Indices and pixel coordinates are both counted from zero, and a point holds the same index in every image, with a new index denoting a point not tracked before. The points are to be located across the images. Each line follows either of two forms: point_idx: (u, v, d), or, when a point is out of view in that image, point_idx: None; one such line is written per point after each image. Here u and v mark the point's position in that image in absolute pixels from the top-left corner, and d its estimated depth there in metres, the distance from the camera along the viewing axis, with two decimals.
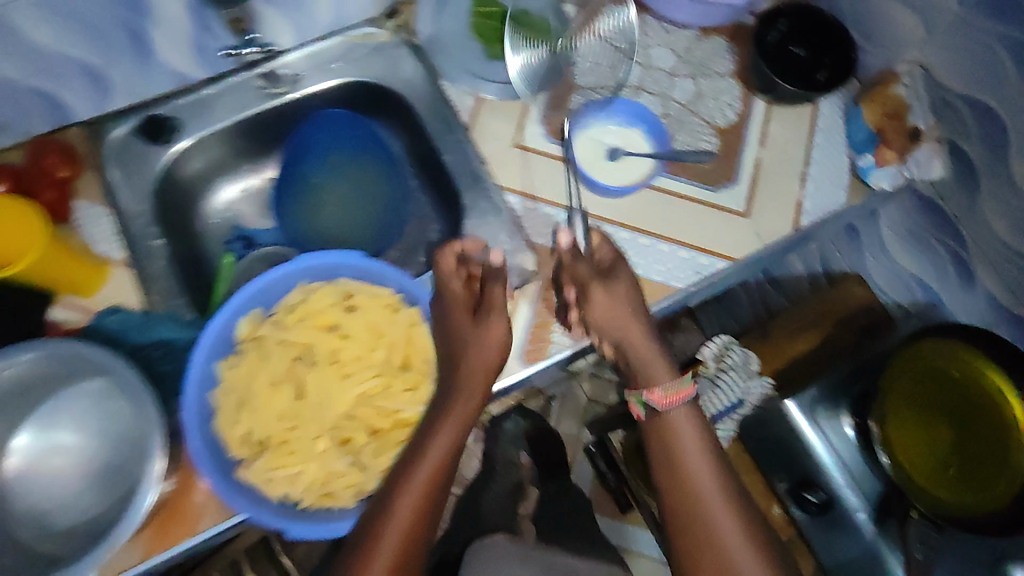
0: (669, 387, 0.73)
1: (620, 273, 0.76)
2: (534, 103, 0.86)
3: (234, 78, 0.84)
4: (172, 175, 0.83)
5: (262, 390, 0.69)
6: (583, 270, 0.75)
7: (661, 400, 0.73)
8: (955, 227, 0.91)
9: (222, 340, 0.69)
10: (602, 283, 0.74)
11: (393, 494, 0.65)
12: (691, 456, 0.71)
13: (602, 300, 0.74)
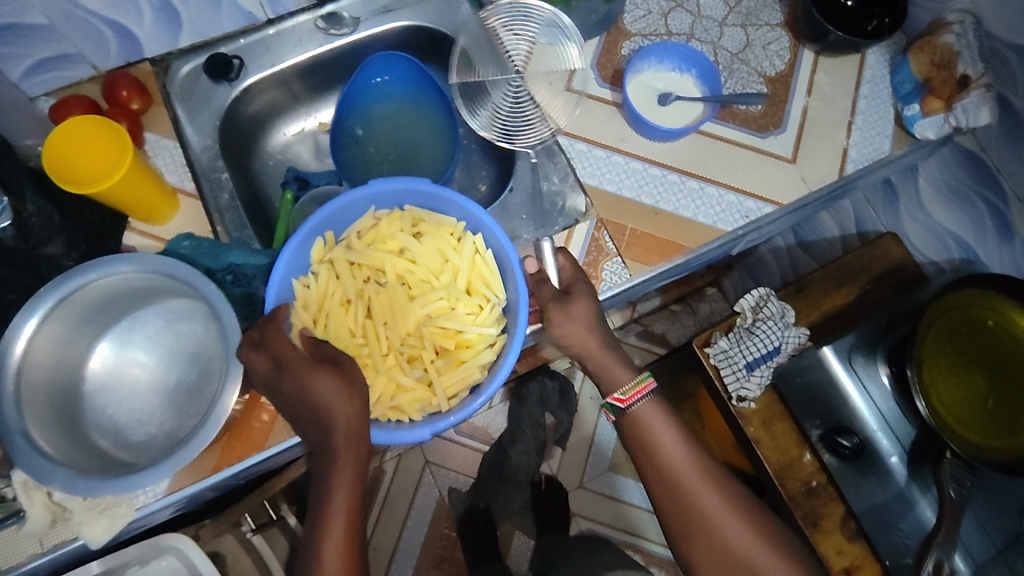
0: (630, 385, 0.71)
1: (577, 290, 0.72)
2: (587, 49, 0.88)
3: (298, 17, 0.87)
4: (236, 112, 0.86)
5: (336, 305, 0.70)
6: (546, 292, 0.73)
7: (624, 401, 0.70)
8: (997, 180, 0.94)
9: (297, 261, 0.70)
10: (563, 305, 0.71)
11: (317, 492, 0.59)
12: (666, 447, 0.70)
13: (561, 315, 0.70)
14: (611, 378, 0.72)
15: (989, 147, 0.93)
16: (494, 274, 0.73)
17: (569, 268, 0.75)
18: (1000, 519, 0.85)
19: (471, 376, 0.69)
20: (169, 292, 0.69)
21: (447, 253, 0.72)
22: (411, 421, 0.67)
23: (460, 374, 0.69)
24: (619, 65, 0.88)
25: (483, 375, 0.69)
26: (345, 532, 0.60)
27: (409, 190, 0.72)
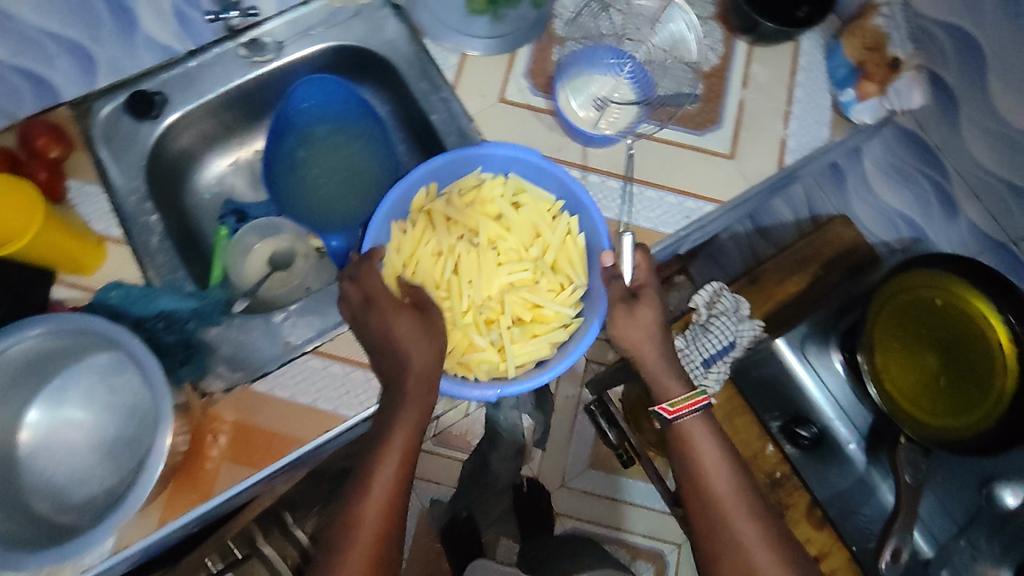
0: (682, 398, 0.73)
1: (645, 293, 0.73)
2: (518, 57, 0.86)
3: (220, 47, 0.84)
4: (162, 149, 0.84)
5: (427, 255, 0.74)
6: (615, 292, 0.72)
7: (670, 412, 0.72)
8: (936, 158, 0.92)
9: (397, 208, 0.76)
10: (629, 307, 0.71)
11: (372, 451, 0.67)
12: (705, 459, 0.72)
13: (625, 317, 0.72)
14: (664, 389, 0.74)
15: (927, 125, 0.91)
16: (582, 256, 0.76)
17: (644, 267, 0.74)
18: (960, 499, 0.87)
19: (541, 351, 0.72)
20: (94, 346, 0.68)
21: (541, 228, 0.76)
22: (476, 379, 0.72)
23: (532, 345, 0.72)
24: (551, 71, 0.86)
25: (552, 352, 0.73)
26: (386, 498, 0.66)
27: (518, 159, 0.77)
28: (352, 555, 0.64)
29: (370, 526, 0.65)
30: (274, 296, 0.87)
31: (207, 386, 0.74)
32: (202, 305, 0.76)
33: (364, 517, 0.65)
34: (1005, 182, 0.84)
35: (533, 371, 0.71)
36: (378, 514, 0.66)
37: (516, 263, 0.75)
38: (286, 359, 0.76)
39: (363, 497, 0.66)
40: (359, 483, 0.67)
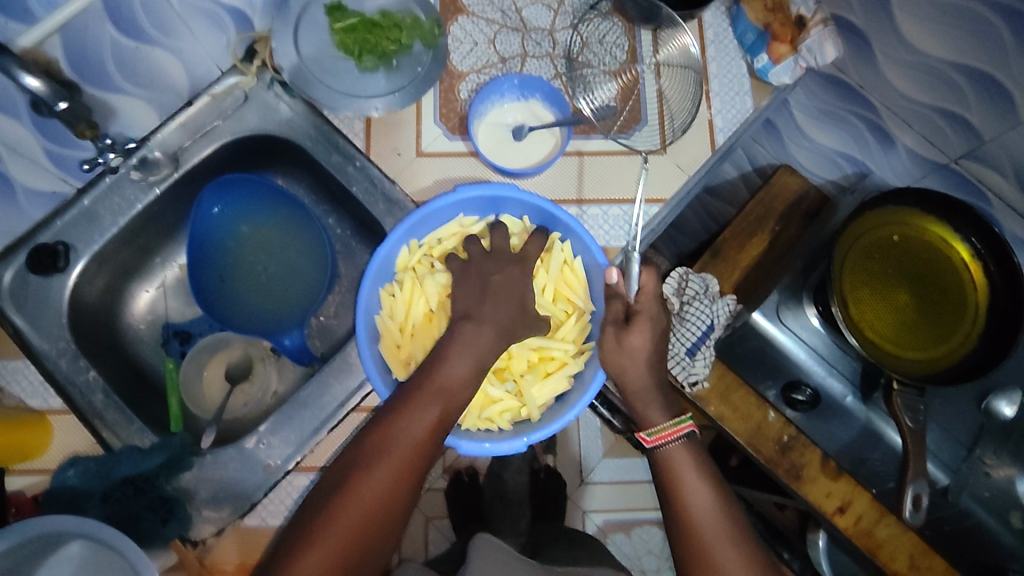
0: (663, 426, 0.67)
1: (640, 317, 0.69)
2: (426, 103, 0.82)
3: (111, 176, 0.78)
4: (80, 297, 0.79)
5: (419, 317, 0.73)
6: (613, 311, 0.71)
7: (647, 440, 0.67)
8: (862, 95, 0.89)
9: (382, 272, 0.73)
10: (621, 329, 0.69)
11: (380, 441, 0.60)
12: (687, 485, 0.65)
13: (614, 343, 0.69)
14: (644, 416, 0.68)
15: (846, 67, 0.89)
16: (582, 280, 0.76)
17: (649, 289, 0.70)
18: (963, 421, 0.87)
19: (560, 386, 0.74)
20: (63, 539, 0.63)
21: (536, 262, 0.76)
22: (501, 429, 0.72)
23: (549, 384, 0.73)
24: (462, 110, 0.82)
25: (569, 385, 0.74)
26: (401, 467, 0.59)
27: (493, 197, 0.73)
28: (340, 514, 0.57)
29: (377, 489, 0.58)
30: (238, 415, 0.85)
31: (197, 534, 0.72)
32: (168, 456, 0.72)
33: (373, 478, 0.59)
34: (932, 108, 0.81)
35: (556, 409, 0.73)
36: (386, 474, 0.59)
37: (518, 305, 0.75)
38: (272, 483, 0.73)
39: (381, 453, 0.60)
40: (382, 433, 0.60)
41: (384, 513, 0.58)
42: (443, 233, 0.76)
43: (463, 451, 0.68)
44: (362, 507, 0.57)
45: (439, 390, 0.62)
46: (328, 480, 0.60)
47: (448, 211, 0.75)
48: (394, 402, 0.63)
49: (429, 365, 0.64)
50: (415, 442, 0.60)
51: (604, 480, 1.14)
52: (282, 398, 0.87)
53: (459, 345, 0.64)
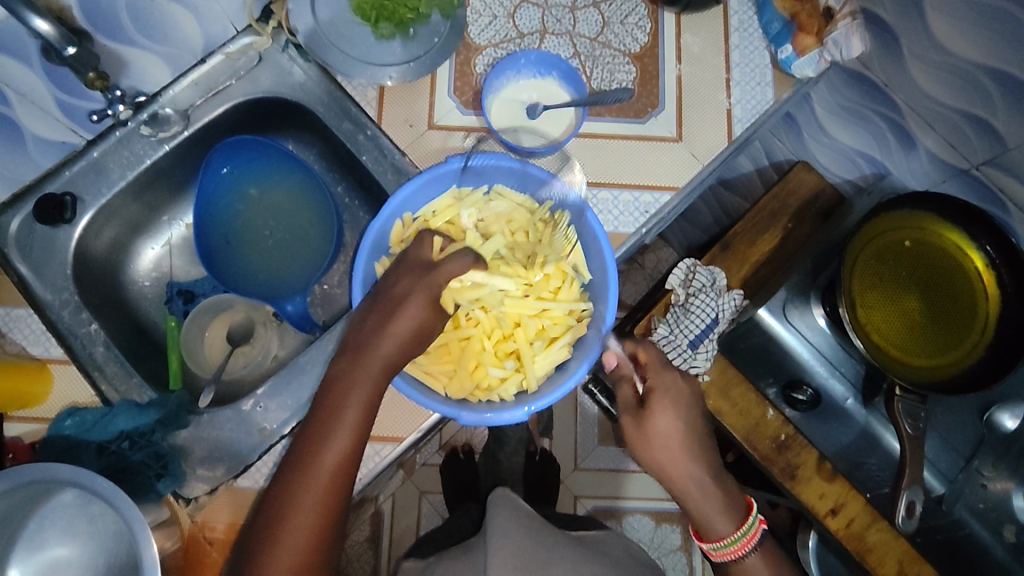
0: (724, 548, 0.75)
1: (654, 398, 0.73)
2: (440, 75, 0.81)
3: (120, 130, 0.78)
4: (85, 250, 0.79)
5: None
6: (627, 398, 0.75)
7: (712, 553, 0.77)
8: (885, 94, 0.87)
9: (381, 243, 0.72)
10: (641, 415, 0.73)
11: (293, 481, 0.61)
12: (742, 560, 0.76)
13: (637, 429, 0.74)
14: (705, 528, 0.76)
15: (871, 63, 0.86)
16: (582, 253, 0.73)
17: (651, 366, 0.75)
18: (962, 430, 0.85)
19: (561, 356, 0.71)
20: (54, 486, 0.63)
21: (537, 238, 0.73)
22: (503, 400, 0.70)
23: (550, 354, 0.71)
24: (477, 85, 0.81)
25: (571, 355, 0.71)
26: (314, 519, 0.60)
27: (489, 167, 0.72)
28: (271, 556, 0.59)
29: (294, 544, 0.59)
30: (238, 377, 0.85)
31: (190, 492, 0.73)
32: (163, 413, 0.73)
33: (292, 521, 0.60)
34: (957, 111, 0.80)
35: (556, 377, 0.70)
36: (307, 514, 0.60)
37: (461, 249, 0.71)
38: (266, 447, 0.73)
39: (293, 502, 0.60)
40: (286, 488, 0.60)
41: (314, 551, 0.60)
42: (439, 205, 0.74)
43: (465, 422, 0.67)
44: (291, 550, 0.59)
45: (341, 423, 0.62)
46: (253, 528, 0.62)
47: (444, 180, 0.73)
48: (293, 450, 0.62)
49: (327, 396, 0.63)
50: (323, 486, 0.61)
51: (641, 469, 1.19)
52: (282, 362, 0.87)
53: (352, 375, 0.63)
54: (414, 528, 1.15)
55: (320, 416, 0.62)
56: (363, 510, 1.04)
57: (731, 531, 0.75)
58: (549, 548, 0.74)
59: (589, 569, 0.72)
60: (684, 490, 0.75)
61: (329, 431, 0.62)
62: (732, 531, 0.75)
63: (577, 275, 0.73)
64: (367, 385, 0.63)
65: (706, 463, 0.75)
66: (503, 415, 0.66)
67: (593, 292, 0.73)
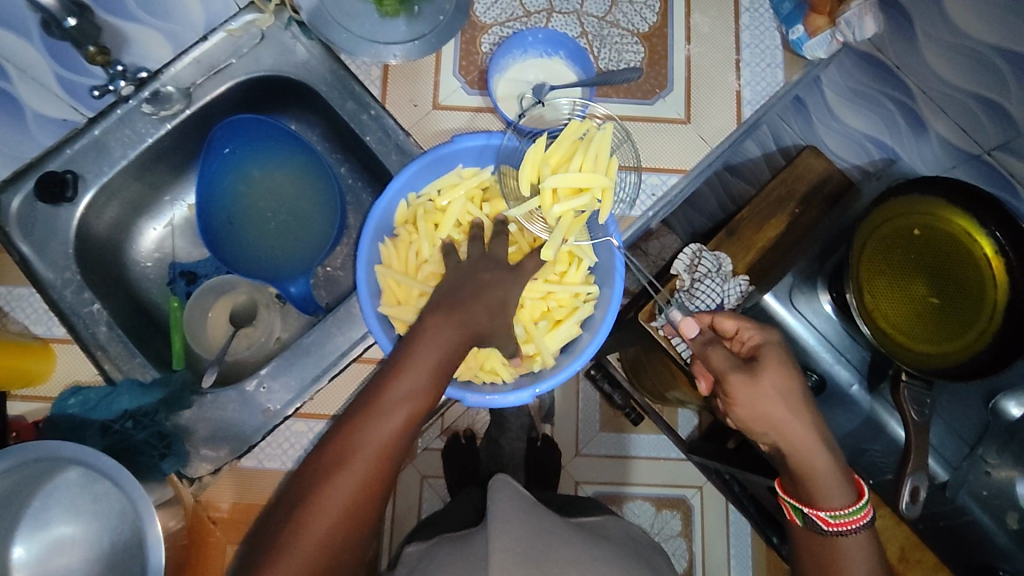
0: (843, 512, 0.68)
1: (763, 359, 0.69)
2: (445, 54, 0.80)
3: (120, 108, 0.77)
4: (87, 230, 0.78)
5: (419, 265, 0.71)
6: (722, 360, 0.70)
7: (828, 523, 0.68)
8: (898, 77, 0.86)
9: (386, 223, 0.72)
10: (749, 374, 0.68)
11: (343, 441, 0.57)
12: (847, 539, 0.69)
13: (745, 386, 0.68)
14: (822, 496, 0.68)
15: (883, 45, 0.85)
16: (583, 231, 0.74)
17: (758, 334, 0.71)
18: (967, 417, 0.85)
19: (571, 335, 0.72)
20: (59, 464, 0.63)
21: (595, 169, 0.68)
22: (505, 381, 0.70)
23: (559, 333, 0.71)
24: (483, 65, 0.80)
25: (581, 332, 0.72)
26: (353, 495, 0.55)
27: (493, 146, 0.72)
28: (305, 523, 0.54)
29: (327, 517, 0.54)
30: (241, 358, 0.84)
31: (194, 472, 0.73)
32: (167, 392, 0.72)
33: (337, 484, 0.56)
34: (969, 94, 0.78)
35: (562, 360, 0.71)
36: (351, 481, 0.56)
37: (536, 166, 0.69)
38: (271, 427, 0.73)
39: (341, 467, 0.56)
40: (338, 450, 0.57)
41: (353, 522, 0.56)
42: (443, 183, 0.73)
43: (469, 404, 0.68)
44: (323, 519, 0.54)
45: (401, 393, 0.58)
46: (290, 491, 0.57)
47: (447, 161, 0.73)
48: (349, 414, 0.59)
49: (395, 361, 0.60)
50: (374, 454, 0.57)
51: (645, 454, 1.18)
52: (285, 344, 0.86)
53: (419, 346, 0.59)
54: (416, 510, 1.14)
55: (382, 377, 0.59)
56: None
57: (848, 500, 0.68)
58: (552, 531, 0.74)
59: (591, 553, 0.72)
60: (804, 456, 0.68)
61: (388, 394, 0.58)
62: (852, 500, 0.68)
63: (584, 257, 0.72)
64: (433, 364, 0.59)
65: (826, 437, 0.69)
66: (511, 399, 0.67)
67: (598, 275, 0.73)
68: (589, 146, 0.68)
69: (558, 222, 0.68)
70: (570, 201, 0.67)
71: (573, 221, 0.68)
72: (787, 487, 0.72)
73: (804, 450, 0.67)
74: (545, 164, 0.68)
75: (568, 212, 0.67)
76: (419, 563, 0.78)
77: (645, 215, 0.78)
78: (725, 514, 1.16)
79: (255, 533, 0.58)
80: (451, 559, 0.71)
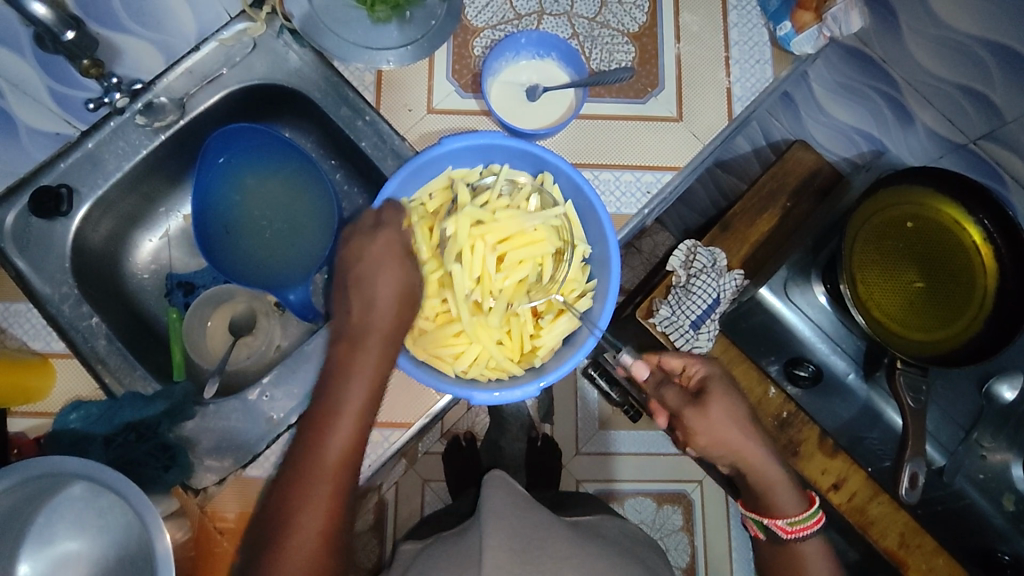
0: (794, 519, 0.73)
1: (710, 389, 0.71)
2: (438, 58, 0.80)
3: (113, 119, 0.77)
4: (83, 243, 0.78)
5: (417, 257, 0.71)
6: (674, 398, 0.72)
7: (786, 530, 0.73)
8: (883, 70, 0.87)
9: (380, 228, 0.72)
10: (699, 408, 0.70)
11: (305, 455, 0.62)
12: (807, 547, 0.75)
13: (698, 418, 0.70)
14: (779, 507, 0.73)
15: (869, 39, 0.87)
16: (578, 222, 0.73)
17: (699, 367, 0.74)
18: (962, 403, 0.88)
19: (571, 327, 0.71)
20: (65, 479, 0.63)
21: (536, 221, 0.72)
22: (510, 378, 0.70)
23: (558, 326, 0.71)
24: (475, 68, 0.81)
25: (581, 326, 0.71)
26: (336, 486, 0.62)
27: (486, 146, 0.72)
28: (293, 532, 0.60)
29: (310, 521, 0.60)
30: (242, 367, 0.84)
31: (199, 482, 0.72)
32: (170, 404, 0.72)
33: (312, 496, 0.61)
34: (955, 85, 0.81)
35: (564, 352, 0.70)
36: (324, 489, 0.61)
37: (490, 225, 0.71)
38: (274, 435, 0.73)
39: (310, 479, 0.61)
40: (302, 464, 0.62)
41: (337, 520, 0.61)
42: (432, 184, 0.73)
43: (476, 402, 0.67)
44: (310, 525, 0.60)
45: (348, 404, 0.63)
46: (270, 506, 0.62)
47: (440, 162, 0.73)
48: (305, 429, 0.64)
49: (333, 374, 0.65)
50: (337, 460, 0.62)
51: (641, 451, 1.19)
52: (285, 352, 0.86)
53: (356, 357, 0.64)
54: (417, 513, 1.14)
55: (329, 390, 0.64)
56: (366, 499, 1.04)
57: (803, 507, 0.73)
58: (552, 530, 0.74)
59: (590, 551, 0.72)
60: (762, 473, 0.72)
61: (333, 409, 0.63)
62: (804, 508, 0.73)
63: (575, 249, 0.72)
64: (374, 368, 0.64)
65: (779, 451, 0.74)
66: (514, 393, 0.66)
67: (593, 266, 0.73)
68: (526, 206, 0.74)
69: (506, 283, 0.71)
70: (518, 255, 0.71)
71: (516, 288, 0.72)
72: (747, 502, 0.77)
73: (758, 467, 0.71)
74: (487, 235, 0.70)
75: (512, 282, 0.71)
76: (415, 563, 0.78)
77: (641, 212, 0.79)
78: (725, 507, 1.17)
79: (245, 550, 0.62)
80: (449, 556, 0.71)
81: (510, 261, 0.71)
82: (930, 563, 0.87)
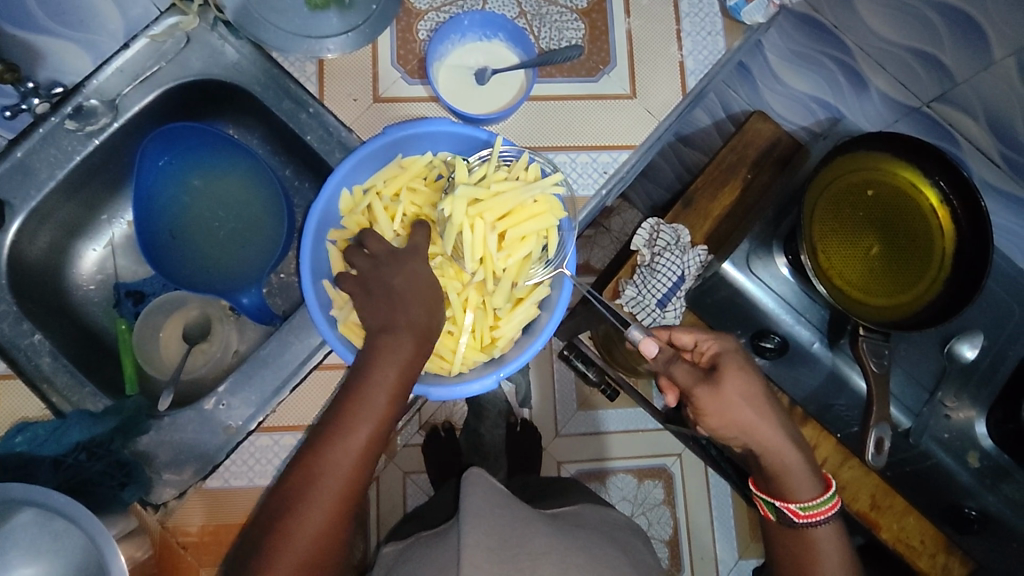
0: (810, 503, 0.70)
1: (725, 371, 0.68)
2: (381, 44, 0.78)
3: (40, 126, 0.72)
4: (19, 257, 0.74)
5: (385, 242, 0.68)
6: (686, 376, 0.68)
7: (798, 514, 0.71)
8: (836, 37, 0.86)
9: (328, 223, 0.70)
10: (713, 386, 0.67)
11: (314, 458, 0.59)
12: (819, 532, 0.72)
13: (710, 397, 0.67)
14: (793, 490, 0.70)
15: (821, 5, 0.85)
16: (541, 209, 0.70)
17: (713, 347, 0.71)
18: (925, 364, 0.87)
19: (530, 315, 0.69)
20: (12, 506, 0.60)
21: (531, 200, 0.66)
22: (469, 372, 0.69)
23: (517, 316, 0.68)
24: (421, 53, 0.78)
25: (539, 312, 0.69)
26: (337, 502, 0.58)
27: (436, 134, 0.70)
28: (290, 539, 0.56)
29: (311, 529, 0.57)
30: (198, 375, 0.82)
31: (158, 497, 0.70)
32: (121, 420, 0.69)
33: (316, 502, 0.58)
34: (907, 49, 0.80)
35: (524, 341, 0.69)
36: (327, 496, 0.58)
37: (485, 201, 0.65)
38: (234, 445, 0.71)
39: (314, 485, 0.58)
40: (310, 468, 0.59)
41: (337, 529, 0.59)
42: (382, 174, 0.71)
43: (434, 398, 0.67)
44: (309, 533, 0.57)
45: (365, 410, 0.60)
46: (270, 508, 0.59)
47: (386, 152, 0.70)
48: (319, 431, 0.60)
49: (356, 376, 0.61)
50: (349, 468, 0.59)
51: (618, 429, 1.19)
52: (243, 356, 0.84)
53: (376, 362, 0.60)
54: (400, 506, 1.11)
55: (351, 392, 0.60)
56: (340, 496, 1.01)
57: (818, 492, 0.70)
58: (528, 524, 0.73)
59: (567, 546, 0.71)
60: (776, 453, 0.69)
61: (349, 414, 0.60)
62: (819, 491, 0.71)
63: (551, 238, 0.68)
64: (394, 373, 0.60)
65: (796, 435, 0.72)
66: (474, 386, 0.65)
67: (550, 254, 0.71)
68: (524, 176, 0.68)
69: (507, 265, 0.67)
70: (513, 235, 0.66)
71: (520, 265, 0.67)
72: (760, 484, 0.74)
73: (773, 448, 0.69)
74: (485, 214, 0.64)
75: (515, 259, 0.66)
76: (394, 566, 0.77)
77: (597, 194, 0.77)
78: (705, 478, 1.19)
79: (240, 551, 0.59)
80: (426, 560, 0.69)
81: (509, 239, 0.66)
82: (901, 521, 0.91)
